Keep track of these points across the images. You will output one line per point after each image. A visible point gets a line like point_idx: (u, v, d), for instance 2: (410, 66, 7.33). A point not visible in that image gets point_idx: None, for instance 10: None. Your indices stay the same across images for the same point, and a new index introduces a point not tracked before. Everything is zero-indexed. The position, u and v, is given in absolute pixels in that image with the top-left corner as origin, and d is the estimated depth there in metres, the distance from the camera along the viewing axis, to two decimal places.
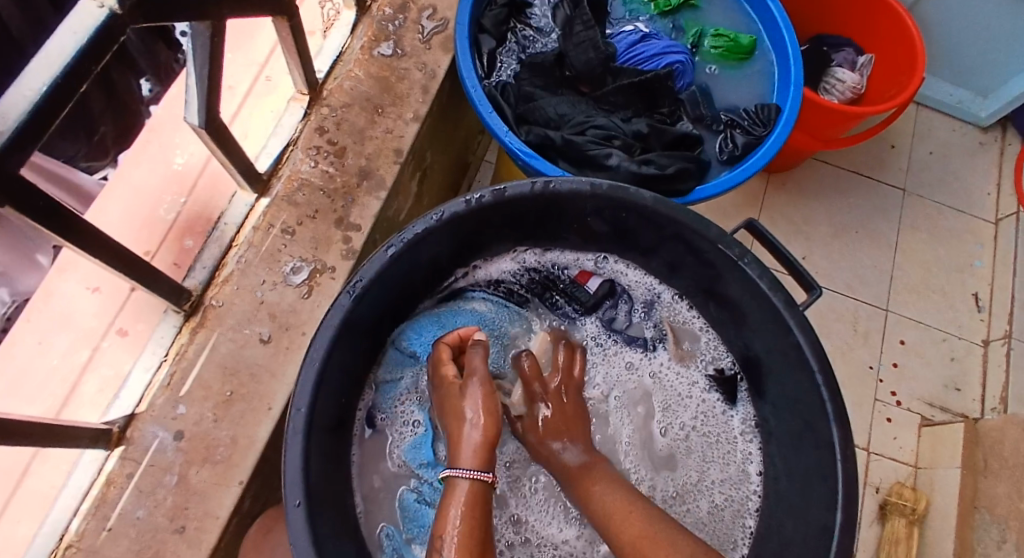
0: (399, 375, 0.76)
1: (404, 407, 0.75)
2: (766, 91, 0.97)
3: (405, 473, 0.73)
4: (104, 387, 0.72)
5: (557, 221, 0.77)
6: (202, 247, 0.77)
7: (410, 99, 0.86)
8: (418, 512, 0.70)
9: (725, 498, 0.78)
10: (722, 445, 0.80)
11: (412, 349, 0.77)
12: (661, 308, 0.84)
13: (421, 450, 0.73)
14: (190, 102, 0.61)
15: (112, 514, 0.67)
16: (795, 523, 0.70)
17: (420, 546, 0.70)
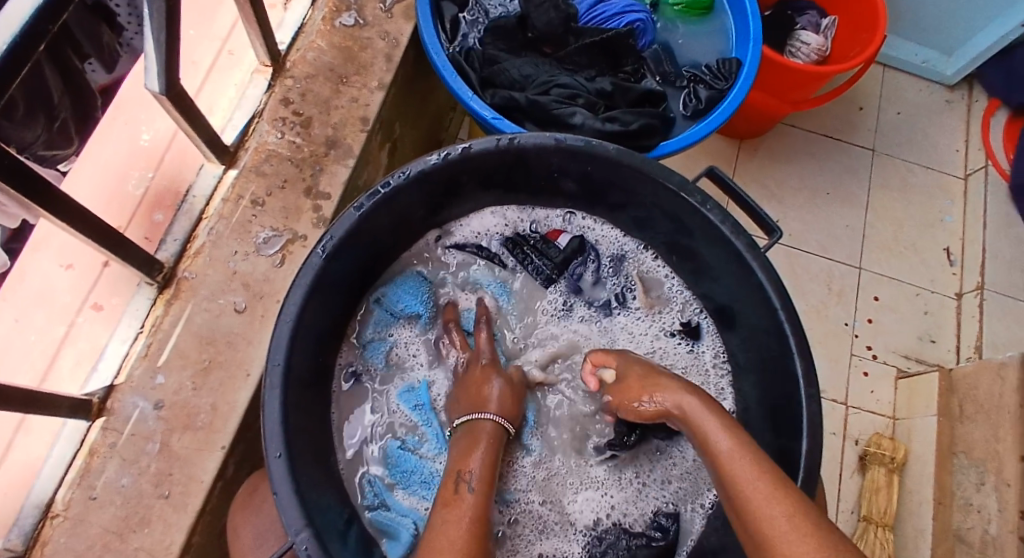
0: (381, 332, 0.79)
1: (388, 361, 0.78)
2: (726, 46, 1.00)
3: (385, 424, 0.75)
4: (81, 360, 0.73)
5: (526, 178, 0.78)
6: (172, 221, 0.77)
7: (374, 68, 0.86)
8: (400, 459, 0.73)
9: None
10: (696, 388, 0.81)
11: (394, 307, 0.79)
12: (629, 261, 0.85)
13: (413, 396, 0.75)
14: (150, 69, 0.61)
15: (98, 483, 0.68)
16: (765, 458, 0.73)
17: (402, 491, 0.72)
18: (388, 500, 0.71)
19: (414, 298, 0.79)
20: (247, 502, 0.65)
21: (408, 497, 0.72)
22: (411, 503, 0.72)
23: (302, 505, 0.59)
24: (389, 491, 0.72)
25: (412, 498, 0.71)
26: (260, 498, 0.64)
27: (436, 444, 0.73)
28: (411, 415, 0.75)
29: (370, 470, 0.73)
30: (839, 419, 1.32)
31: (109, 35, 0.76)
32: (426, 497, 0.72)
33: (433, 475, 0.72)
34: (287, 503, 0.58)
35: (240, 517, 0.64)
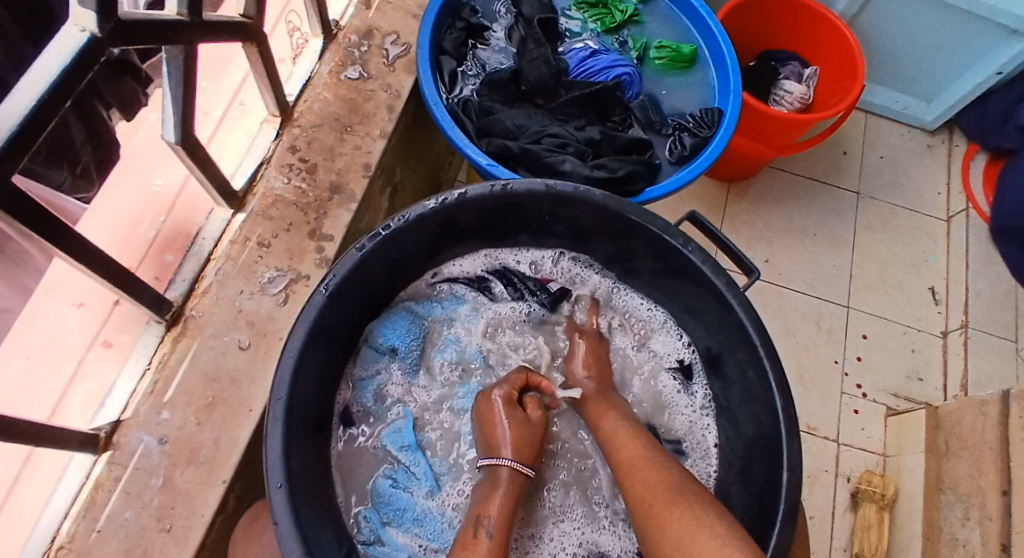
0: (374, 370, 0.81)
1: (380, 399, 0.80)
2: (708, 96, 1.06)
3: (379, 462, 0.77)
4: (90, 398, 0.74)
5: (516, 221, 0.82)
6: (182, 262, 0.80)
7: (376, 118, 0.92)
8: (392, 496, 0.74)
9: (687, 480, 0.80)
10: (680, 423, 0.83)
11: (384, 346, 0.81)
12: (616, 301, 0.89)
13: (401, 435, 0.76)
14: (167, 121, 0.65)
15: (101, 517, 0.69)
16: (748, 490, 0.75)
17: (396, 529, 0.73)
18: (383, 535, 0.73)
19: (405, 335, 0.81)
20: (249, 532, 0.68)
21: (403, 533, 0.73)
22: (404, 538, 0.73)
23: (301, 536, 0.61)
24: (383, 526, 0.73)
25: (407, 534, 0.73)
26: (262, 529, 0.68)
27: (426, 482, 0.75)
28: (400, 453, 0.76)
29: (363, 506, 0.75)
30: (831, 457, 1.34)
31: (132, 84, 0.79)
32: (420, 532, 0.73)
33: (426, 511, 0.74)
34: (287, 532, 0.60)
35: (243, 545, 0.68)
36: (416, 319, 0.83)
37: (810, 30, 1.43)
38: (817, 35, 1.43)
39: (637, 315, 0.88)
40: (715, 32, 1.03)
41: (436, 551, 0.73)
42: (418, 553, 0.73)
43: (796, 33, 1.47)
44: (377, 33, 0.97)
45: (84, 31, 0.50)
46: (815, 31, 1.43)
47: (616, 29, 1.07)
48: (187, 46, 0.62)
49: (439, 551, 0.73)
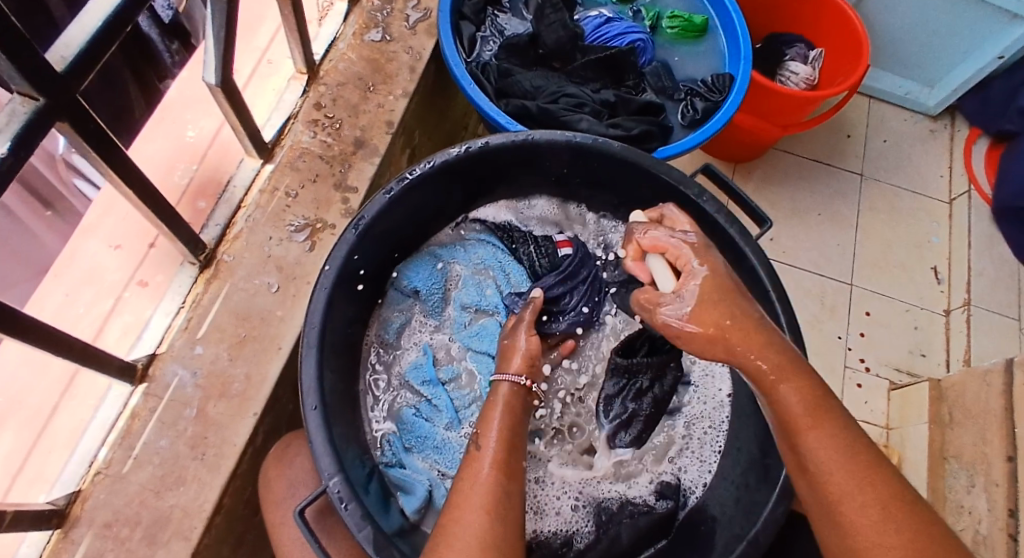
0: (399, 310, 0.85)
1: (405, 337, 0.84)
2: (718, 64, 1.09)
3: (405, 394, 0.80)
4: (127, 331, 0.78)
5: (536, 170, 0.85)
6: (213, 208, 0.84)
7: (398, 78, 0.95)
8: (416, 424, 0.78)
9: (694, 427, 0.82)
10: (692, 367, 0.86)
11: (410, 288, 0.85)
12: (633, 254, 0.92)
13: (422, 370, 0.80)
14: (208, 63, 0.69)
15: (137, 443, 0.72)
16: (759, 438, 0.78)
17: (419, 455, 0.77)
18: (405, 460, 0.77)
19: (427, 278, 0.85)
20: (282, 456, 0.70)
21: (424, 458, 0.77)
22: (425, 464, 0.77)
23: (334, 455, 0.63)
24: (406, 452, 0.77)
25: (426, 459, 0.77)
26: (295, 452, 0.70)
27: (448, 414, 0.79)
28: (422, 385, 0.80)
29: (388, 433, 0.78)
30: None
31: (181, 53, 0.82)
32: (438, 459, 0.77)
33: (445, 440, 0.78)
34: (321, 450, 0.62)
35: (276, 469, 0.70)
36: (441, 264, 0.87)
37: (816, 11, 1.46)
38: (823, 16, 1.46)
39: None
40: (726, 4, 1.06)
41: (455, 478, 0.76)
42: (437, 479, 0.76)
43: (802, 15, 1.50)
44: None
45: None
46: (820, 12, 1.46)
47: (629, 1, 1.11)
48: None
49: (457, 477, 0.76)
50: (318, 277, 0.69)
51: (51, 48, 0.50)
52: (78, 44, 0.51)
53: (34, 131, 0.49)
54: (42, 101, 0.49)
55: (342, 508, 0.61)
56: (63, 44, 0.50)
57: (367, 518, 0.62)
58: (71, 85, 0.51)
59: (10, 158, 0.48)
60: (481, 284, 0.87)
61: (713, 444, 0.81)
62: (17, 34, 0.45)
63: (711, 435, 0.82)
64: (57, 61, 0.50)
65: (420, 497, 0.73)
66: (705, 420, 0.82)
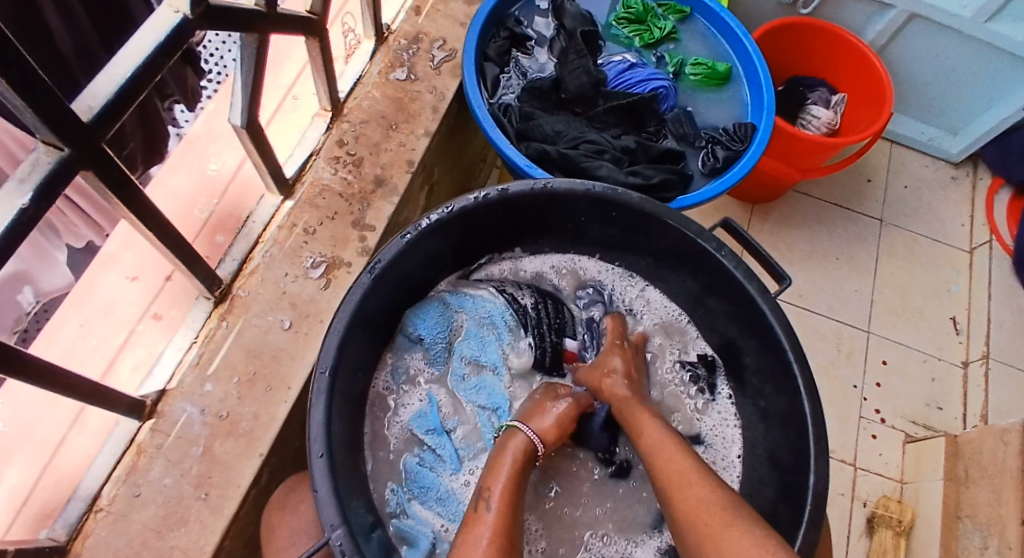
0: (407, 354, 0.84)
1: (412, 383, 0.83)
2: (741, 112, 1.09)
3: (410, 442, 0.79)
4: (139, 365, 0.77)
5: (551, 220, 0.85)
6: (232, 243, 0.84)
7: (421, 117, 0.95)
8: (419, 474, 0.77)
9: None
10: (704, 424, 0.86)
11: (418, 338, 0.84)
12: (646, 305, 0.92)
13: (427, 419, 0.79)
14: (234, 104, 0.70)
15: (142, 481, 0.71)
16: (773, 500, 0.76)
17: (421, 505, 0.76)
18: (409, 510, 0.75)
19: (434, 325, 0.84)
20: (286, 501, 0.70)
21: (427, 509, 0.76)
22: (429, 516, 0.76)
23: (339, 506, 0.63)
24: (409, 502, 0.76)
25: (430, 511, 0.76)
26: (299, 498, 0.70)
27: (452, 464, 0.78)
28: (428, 435, 0.79)
29: (394, 482, 0.77)
30: (848, 479, 1.34)
31: (192, 79, 0.92)
32: (442, 510, 0.76)
33: (449, 490, 0.76)
34: (326, 501, 0.62)
35: (279, 515, 0.69)
36: (450, 312, 0.86)
37: (839, 58, 1.47)
38: (845, 62, 1.46)
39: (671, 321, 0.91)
40: (751, 54, 1.07)
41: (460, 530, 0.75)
42: (440, 532, 0.75)
43: (825, 61, 1.50)
44: (425, 37, 1.01)
45: (178, 13, 0.55)
46: (843, 59, 1.47)
47: (654, 46, 1.11)
48: (260, 35, 0.66)
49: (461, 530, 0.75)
50: (331, 321, 0.69)
51: (79, 97, 0.50)
52: (105, 93, 0.51)
53: (57, 179, 0.50)
54: (67, 151, 0.49)
55: None
56: (91, 94, 0.51)
57: None
58: (97, 134, 0.51)
59: (31, 208, 0.48)
60: (485, 337, 0.85)
61: None
62: (46, 89, 0.45)
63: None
64: (83, 111, 0.50)
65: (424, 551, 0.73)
66: None
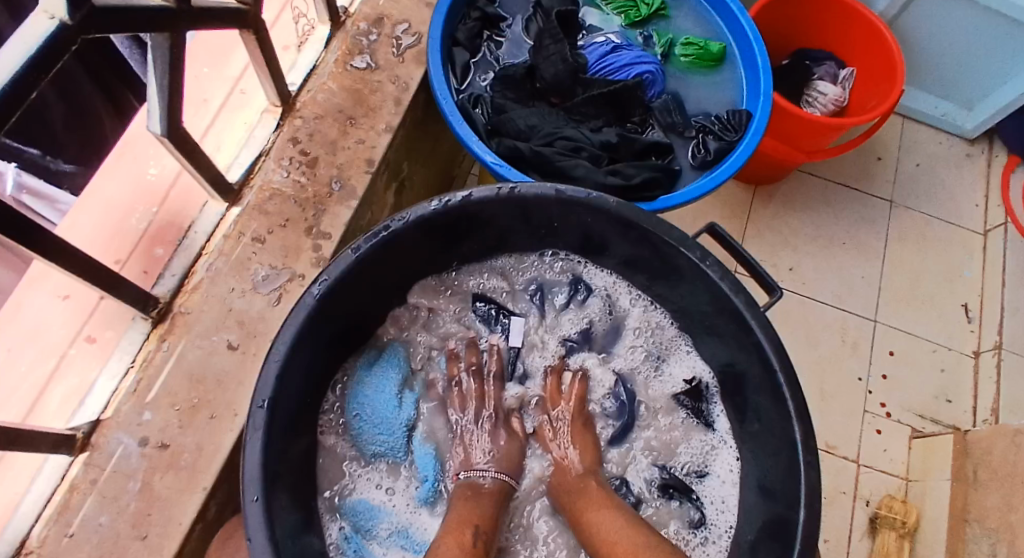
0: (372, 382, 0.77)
1: (353, 407, 0.76)
2: (737, 98, 1.00)
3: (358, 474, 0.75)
4: (69, 394, 0.71)
5: (483, 227, 0.77)
6: (172, 256, 0.77)
7: (382, 111, 0.87)
8: (367, 510, 0.73)
9: (706, 504, 0.77)
10: (704, 458, 0.80)
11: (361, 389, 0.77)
12: (627, 308, 0.85)
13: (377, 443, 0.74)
14: (153, 111, 0.61)
15: (74, 521, 0.66)
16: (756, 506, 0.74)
17: (378, 544, 0.72)
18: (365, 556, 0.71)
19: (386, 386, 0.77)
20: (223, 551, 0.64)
21: (385, 548, 0.72)
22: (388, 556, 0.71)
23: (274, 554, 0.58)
24: (365, 545, 0.71)
25: (389, 548, 0.72)
26: (235, 546, 0.65)
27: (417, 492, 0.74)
28: (392, 458, 0.75)
29: (343, 526, 0.72)
30: (849, 478, 1.28)
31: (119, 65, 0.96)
32: (403, 545, 0.72)
33: (409, 522, 0.73)
34: (260, 550, 0.57)
35: None
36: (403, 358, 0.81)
37: (848, 26, 1.35)
38: (858, 35, 1.35)
39: (655, 326, 0.85)
40: (748, 32, 0.97)
41: None
42: None
43: (835, 31, 1.38)
44: (387, 21, 0.92)
45: (52, 19, 0.46)
46: (853, 28, 1.35)
47: (641, 24, 1.02)
48: (175, 34, 0.58)
49: None
50: (270, 348, 0.63)
51: None
52: None
53: None
54: None
55: None
56: None
57: None
58: None
59: None
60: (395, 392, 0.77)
61: (722, 530, 0.76)
62: None
63: (713, 503, 0.77)
64: None
65: None
66: (711, 502, 0.77)
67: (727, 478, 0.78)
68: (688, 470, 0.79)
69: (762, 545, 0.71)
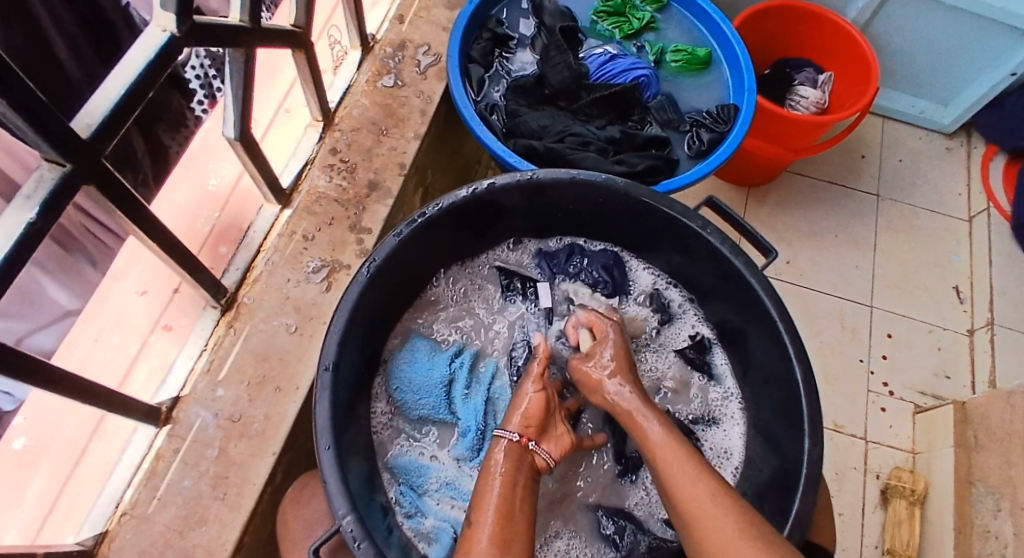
0: (413, 352, 0.87)
1: (398, 374, 0.85)
2: (724, 95, 1.11)
3: (407, 436, 0.84)
4: (152, 374, 0.81)
5: (503, 212, 0.87)
6: (234, 253, 0.87)
7: (410, 122, 0.98)
8: (418, 466, 0.81)
9: (719, 447, 0.87)
10: (713, 406, 0.89)
11: (404, 358, 0.87)
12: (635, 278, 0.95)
13: (422, 406, 0.83)
14: (228, 118, 0.74)
15: (161, 484, 0.75)
16: (772, 450, 0.81)
17: (432, 497, 0.80)
18: (422, 507, 0.79)
19: (425, 355, 0.86)
20: (300, 497, 0.74)
21: (438, 499, 0.80)
22: (442, 506, 0.80)
23: (347, 494, 0.65)
24: (420, 498, 0.80)
25: (442, 499, 0.80)
26: (312, 492, 0.74)
27: (462, 448, 0.82)
28: (434, 422, 0.84)
29: (400, 483, 0.81)
30: (857, 454, 1.32)
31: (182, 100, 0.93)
32: (453, 496, 0.80)
33: (456, 476, 0.81)
34: (335, 489, 0.64)
35: (294, 509, 0.73)
36: (433, 335, 0.90)
37: (820, 34, 1.47)
38: (831, 41, 1.47)
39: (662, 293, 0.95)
40: (729, 37, 1.09)
41: None
42: (457, 516, 0.79)
43: (810, 39, 1.50)
44: (410, 44, 1.04)
45: (166, 31, 0.60)
46: (825, 36, 1.47)
47: (634, 36, 1.14)
48: (248, 50, 0.72)
49: None
50: (331, 319, 0.72)
51: (77, 117, 0.55)
52: (101, 112, 0.55)
53: (61, 193, 0.54)
54: (68, 167, 0.54)
55: (354, 547, 0.62)
56: (88, 113, 0.55)
57: (380, 556, 0.63)
58: (94, 150, 0.55)
59: (39, 221, 0.53)
60: (433, 360, 0.86)
61: (729, 472, 0.85)
62: (45, 109, 0.50)
63: (724, 447, 0.87)
64: (82, 128, 0.55)
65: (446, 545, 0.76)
66: (721, 447, 0.87)
67: (734, 425, 0.88)
68: (700, 419, 0.88)
69: (776, 485, 0.78)
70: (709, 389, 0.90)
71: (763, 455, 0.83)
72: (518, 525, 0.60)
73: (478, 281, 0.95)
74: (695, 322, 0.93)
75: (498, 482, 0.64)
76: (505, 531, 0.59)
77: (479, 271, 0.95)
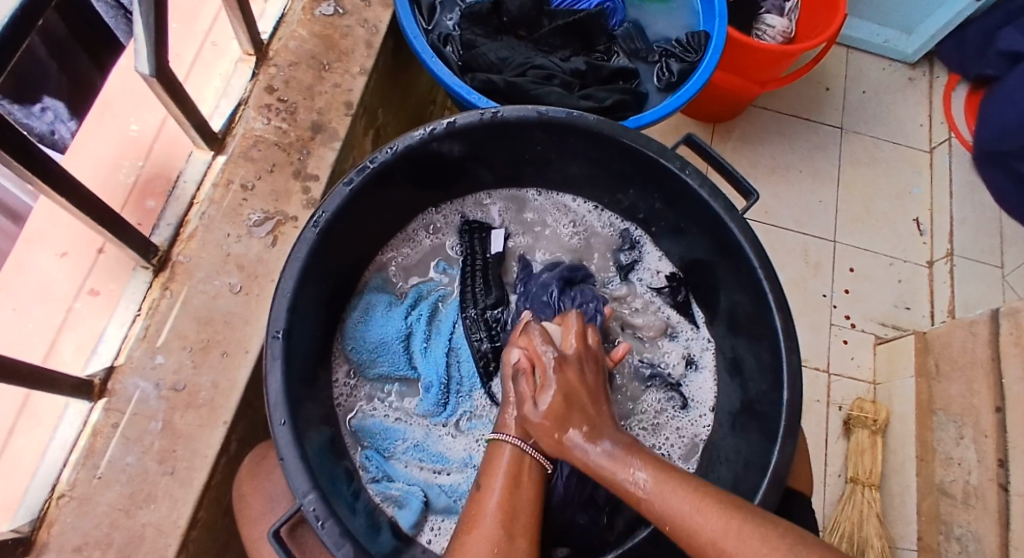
0: (371, 310, 0.81)
1: (356, 332, 0.80)
2: (693, 21, 1.04)
3: (370, 398, 0.79)
4: (81, 345, 0.75)
5: (469, 157, 0.80)
6: (165, 207, 0.80)
7: (354, 55, 0.89)
8: (384, 429, 0.77)
9: (692, 399, 0.84)
10: (686, 352, 0.86)
11: (362, 315, 0.81)
12: (598, 221, 0.90)
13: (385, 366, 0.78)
14: (139, 51, 0.64)
15: (102, 462, 0.69)
16: (745, 394, 0.78)
17: (400, 459, 0.76)
18: (389, 471, 0.75)
19: (385, 312, 0.81)
20: (256, 468, 0.68)
21: (406, 461, 0.76)
22: (410, 468, 0.76)
23: (308, 470, 0.59)
24: (387, 461, 0.76)
25: (410, 461, 0.76)
26: (267, 465, 0.68)
27: (427, 407, 0.78)
28: (396, 379, 0.80)
29: (364, 448, 0.76)
30: (823, 387, 1.33)
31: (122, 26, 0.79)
32: (422, 457, 0.76)
33: (425, 436, 0.77)
34: (293, 466, 0.59)
35: (250, 484, 0.68)
36: (390, 289, 0.84)
37: None
38: None
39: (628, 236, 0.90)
40: None
41: (441, 471, 0.76)
42: (428, 478, 0.75)
43: None
44: None
45: None
46: None
47: None
48: None
49: (445, 471, 0.76)
50: (277, 282, 0.64)
51: None
52: None
53: None
54: None
55: (318, 526, 0.58)
56: None
57: (346, 535, 0.59)
58: None
59: None
60: (393, 316, 0.80)
61: (701, 423, 0.83)
62: None
63: (698, 399, 0.84)
64: None
65: (417, 510, 0.72)
66: (694, 403, 0.84)
67: (708, 370, 0.85)
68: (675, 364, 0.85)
69: (751, 429, 0.76)
70: (682, 332, 0.87)
71: (738, 399, 0.80)
72: (526, 496, 0.58)
73: (435, 228, 0.88)
74: (662, 265, 0.90)
75: (507, 456, 0.61)
76: (513, 500, 0.57)
77: (436, 220, 0.88)
